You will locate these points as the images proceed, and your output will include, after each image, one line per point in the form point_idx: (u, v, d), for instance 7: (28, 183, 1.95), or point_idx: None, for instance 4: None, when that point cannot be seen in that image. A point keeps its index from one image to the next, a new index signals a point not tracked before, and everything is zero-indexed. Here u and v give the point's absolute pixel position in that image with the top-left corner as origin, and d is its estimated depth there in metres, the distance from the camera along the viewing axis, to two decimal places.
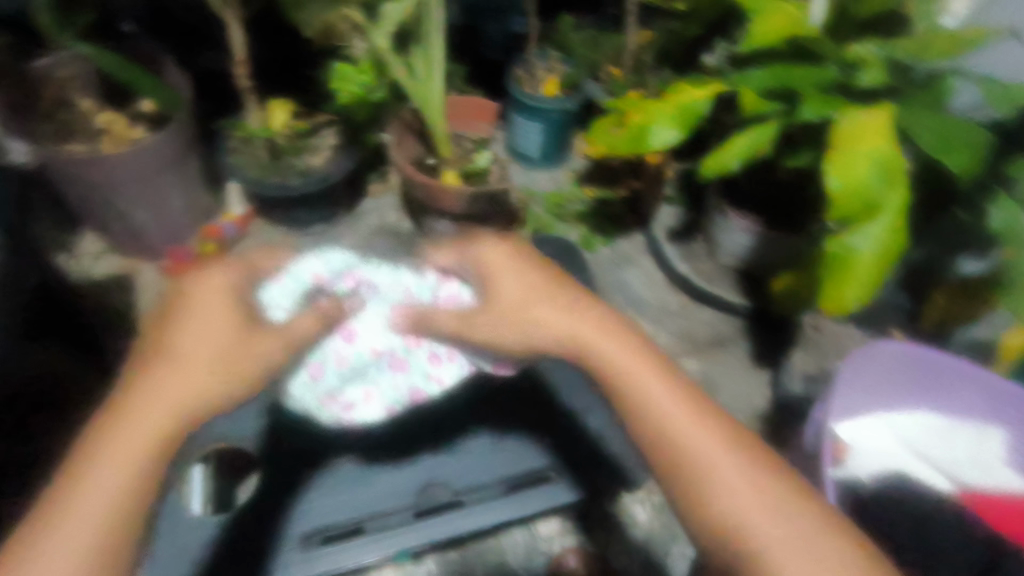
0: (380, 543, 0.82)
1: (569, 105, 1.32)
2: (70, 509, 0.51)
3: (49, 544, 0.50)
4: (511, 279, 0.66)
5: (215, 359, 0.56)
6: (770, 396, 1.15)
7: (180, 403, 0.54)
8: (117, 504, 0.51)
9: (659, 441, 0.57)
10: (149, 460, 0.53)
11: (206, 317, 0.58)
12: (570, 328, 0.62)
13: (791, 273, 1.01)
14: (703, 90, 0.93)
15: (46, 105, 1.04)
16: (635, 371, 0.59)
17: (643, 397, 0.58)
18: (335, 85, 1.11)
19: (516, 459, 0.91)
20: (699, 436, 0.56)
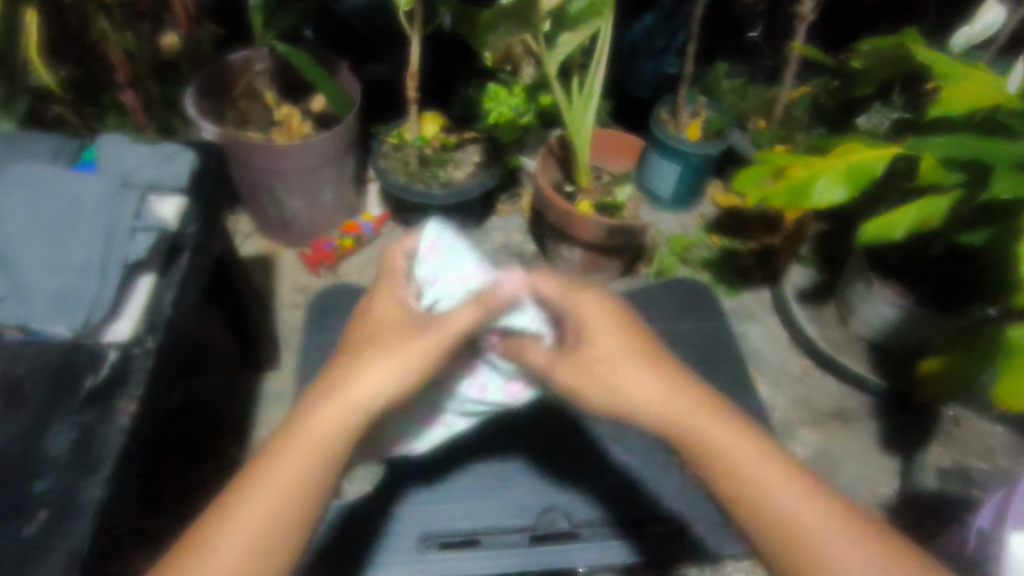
0: (489, 558, 0.69)
1: (712, 152, 1.25)
2: (248, 500, 0.51)
3: (223, 530, 0.50)
4: (606, 347, 0.59)
5: (380, 361, 0.55)
6: (899, 487, 1.05)
7: (348, 405, 0.54)
8: (290, 505, 0.51)
9: (769, 532, 0.50)
10: (319, 461, 0.52)
11: (381, 331, 0.59)
12: (660, 399, 0.56)
13: (943, 356, 0.92)
14: (878, 152, 0.89)
15: (235, 93, 1.14)
16: (745, 450, 0.53)
17: (755, 477, 0.52)
18: (490, 104, 1.14)
19: (643, 495, 0.76)
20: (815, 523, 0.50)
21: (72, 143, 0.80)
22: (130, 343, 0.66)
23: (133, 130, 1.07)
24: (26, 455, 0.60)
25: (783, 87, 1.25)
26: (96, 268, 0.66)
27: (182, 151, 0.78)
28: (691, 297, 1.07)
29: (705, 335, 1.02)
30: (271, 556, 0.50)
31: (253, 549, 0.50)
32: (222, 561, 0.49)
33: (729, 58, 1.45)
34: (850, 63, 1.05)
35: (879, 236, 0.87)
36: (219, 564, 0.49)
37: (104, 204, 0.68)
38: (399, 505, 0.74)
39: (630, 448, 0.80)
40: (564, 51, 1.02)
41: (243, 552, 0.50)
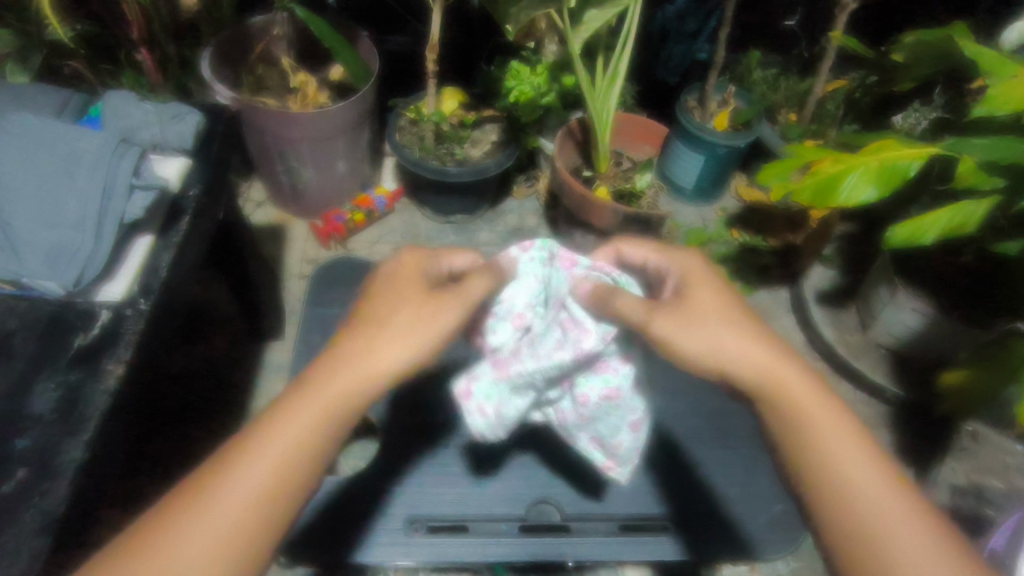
0: (473, 545, 0.68)
1: (738, 143, 1.20)
2: (264, 450, 0.50)
3: (236, 477, 0.49)
4: (708, 303, 0.59)
5: (404, 325, 0.55)
6: None
7: (368, 366, 0.54)
8: (305, 456, 0.51)
9: (823, 488, 0.52)
10: (336, 419, 0.52)
11: (404, 293, 0.58)
12: (752, 353, 0.57)
13: (967, 370, 0.87)
14: (913, 151, 0.84)
15: (251, 58, 1.12)
16: (818, 415, 0.55)
17: (833, 440, 0.54)
18: (510, 81, 1.10)
19: (640, 493, 0.73)
20: (871, 486, 0.52)
21: (77, 98, 0.79)
22: (123, 303, 0.66)
23: (147, 90, 1.06)
24: (11, 410, 0.60)
25: (816, 79, 1.20)
26: (90, 224, 0.64)
27: (190, 112, 0.77)
28: None
29: None
30: (270, 511, 0.49)
31: (265, 498, 0.49)
32: (232, 509, 0.48)
33: (763, 47, 1.40)
34: (891, 56, 1.00)
35: (907, 240, 0.83)
36: (228, 509, 0.48)
37: (102, 161, 0.67)
38: (389, 484, 0.72)
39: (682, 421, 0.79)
40: (587, 29, 0.98)
41: (250, 500, 0.49)
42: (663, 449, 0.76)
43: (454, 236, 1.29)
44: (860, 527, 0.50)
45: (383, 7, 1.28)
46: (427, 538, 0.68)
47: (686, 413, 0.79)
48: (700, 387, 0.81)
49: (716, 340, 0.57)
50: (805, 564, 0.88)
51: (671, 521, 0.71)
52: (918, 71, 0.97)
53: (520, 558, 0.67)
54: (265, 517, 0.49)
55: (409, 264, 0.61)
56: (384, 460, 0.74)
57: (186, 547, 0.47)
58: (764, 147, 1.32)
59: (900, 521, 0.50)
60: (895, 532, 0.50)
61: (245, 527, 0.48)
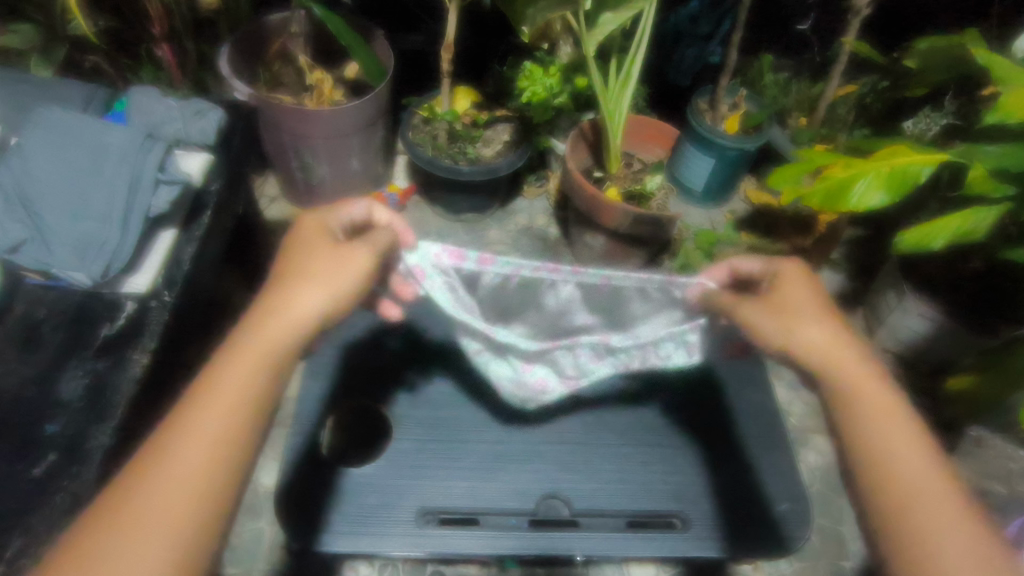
0: (485, 539, 0.70)
1: (748, 147, 1.21)
2: (199, 417, 0.48)
3: (174, 448, 0.46)
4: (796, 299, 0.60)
5: (319, 274, 0.55)
6: None
7: (287, 315, 0.53)
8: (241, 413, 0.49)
9: (870, 471, 0.52)
10: (266, 371, 0.51)
11: (308, 250, 0.58)
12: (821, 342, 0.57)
13: (973, 375, 0.88)
14: (925, 158, 0.85)
15: (269, 55, 1.13)
16: (875, 402, 0.54)
17: (888, 429, 0.53)
18: (523, 82, 1.11)
19: (648, 491, 0.74)
20: (922, 475, 0.51)
21: (102, 92, 0.81)
22: (148, 295, 0.68)
23: (167, 85, 1.07)
24: (40, 396, 0.61)
25: (828, 84, 1.20)
26: (117, 217, 0.66)
27: (212, 108, 0.78)
28: None
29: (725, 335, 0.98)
30: (230, 460, 0.47)
31: (210, 461, 0.46)
32: (180, 478, 0.45)
33: (775, 51, 1.41)
34: (902, 62, 1.01)
35: (916, 246, 0.84)
36: (177, 479, 0.45)
37: (129, 155, 0.68)
38: (401, 478, 0.73)
39: (696, 420, 0.80)
40: (602, 31, 0.99)
41: (198, 466, 0.46)
42: (672, 446, 0.77)
43: (465, 234, 1.30)
44: (903, 512, 0.49)
45: (397, 7, 1.29)
46: (438, 531, 0.70)
47: (694, 414, 0.80)
48: (709, 390, 0.82)
49: (793, 327, 0.58)
50: (808, 565, 0.88)
51: (678, 518, 0.72)
52: (930, 77, 0.98)
53: (529, 551, 0.69)
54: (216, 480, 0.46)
55: (310, 222, 0.60)
56: (396, 452, 0.75)
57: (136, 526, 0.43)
58: (773, 151, 1.33)
59: (948, 515, 0.49)
60: (942, 522, 0.48)
61: (203, 478, 0.46)
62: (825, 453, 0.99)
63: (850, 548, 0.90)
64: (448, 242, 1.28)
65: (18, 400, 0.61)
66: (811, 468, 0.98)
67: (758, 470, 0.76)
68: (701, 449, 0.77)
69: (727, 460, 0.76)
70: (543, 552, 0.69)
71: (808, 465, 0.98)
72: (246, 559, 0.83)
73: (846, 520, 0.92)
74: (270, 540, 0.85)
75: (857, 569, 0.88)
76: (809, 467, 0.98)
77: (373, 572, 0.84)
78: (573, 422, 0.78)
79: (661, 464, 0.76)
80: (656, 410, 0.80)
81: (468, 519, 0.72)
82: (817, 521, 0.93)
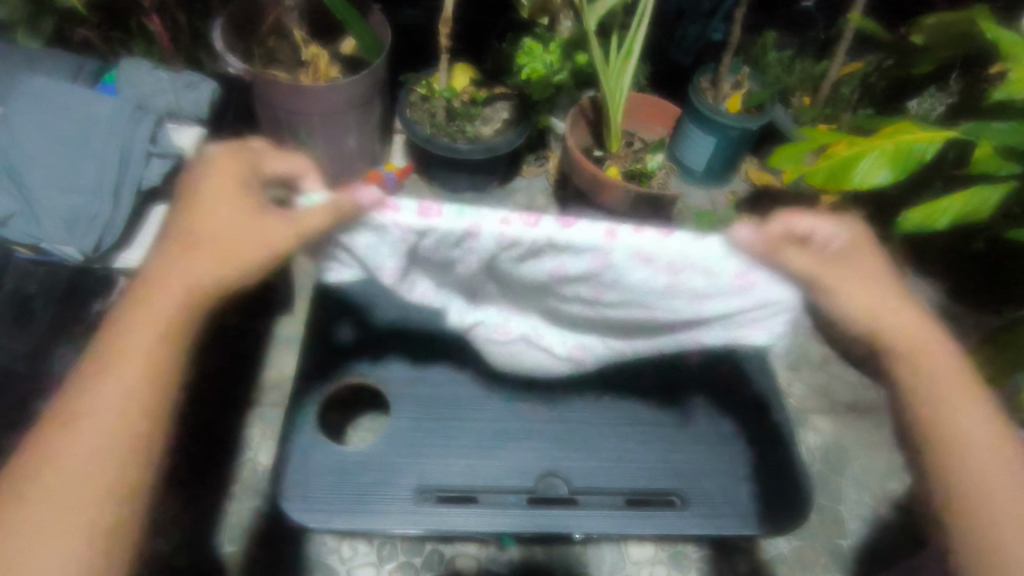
0: (478, 516, 0.70)
1: (751, 125, 1.19)
2: (88, 427, 0.48)
3: (69, 455, 0.47)
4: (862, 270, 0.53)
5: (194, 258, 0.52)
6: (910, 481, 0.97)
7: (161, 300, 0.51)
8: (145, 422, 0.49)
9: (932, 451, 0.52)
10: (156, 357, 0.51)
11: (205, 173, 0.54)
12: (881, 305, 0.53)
13: (975, 356, 0.88)
14: (932, 135, 0.83)
15: (263, 29, 1.11)
16: (951, 379, 0.53)
17: (956, 411, 0.52)
18: (521, 58, 1.09)
19: (646, 469, 0.73)
20: (981, 441, 0.51)
21: (90, 64, 0.80)
22: (138, 271, 0.70)
23: (160, 60, 1.05)
24: (29, 372, 0.65)
25: (833, 62, 1.18)
26: (109, 189, 0.67)
27: (204, 80, 0.79)
28: None
29: None
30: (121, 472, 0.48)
31: (110, 468, 0.47)
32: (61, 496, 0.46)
33: (781, 28, 1.38)
34: (911, 38, 0.98)
35: (918, 225, 0.82)
36: (74, 480, 0.46)
37: (118, 125, 0.69)
38: (399, 455, 0.73)
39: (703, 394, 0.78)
40: (603, 6, 0.97)
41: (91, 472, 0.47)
42: (667, 426, 0.76)
43: None
44: (962, 491, 0.50)
45: None
46: (438, 509, 0.70)
47: (721, 395, 0.77)
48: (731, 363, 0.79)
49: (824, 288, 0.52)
50: (805, 543, 0.89)
51: (676, 496, 0.72)
52: (937, 54, 0.96)
53: (532, 529, 0.69)
54: (128, 491, 0.48)
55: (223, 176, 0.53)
56: (394, 431, 0.74)
57: (37, 531, 0.44)
58: (777, 131, 1.31)
59: (1000, 477, 0.50)
60: (1001, 502, 0.49)
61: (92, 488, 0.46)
62: (825, 433, 0.99)
63: (847, 527, 0.90)
64: None
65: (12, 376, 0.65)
66: (811, 447, 0.98)
67: (758, 452, 0.75)
68: (714, 427, 0.76)
69: (723, 434, 0.76)
70: (544, 530, 0.69)
71: (809, 443, 0.98)
72: (242, 537, 0.85)
73: (845, 500, 0.93)
74: (271, 518, 0.86)
75: (853, 546, 0.89)
76: (809, 446, 0.98)
77: (371, 550, 0.85)
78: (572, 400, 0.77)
79: (657, 441, 0.75)
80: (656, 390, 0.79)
81: (468, 496, 0.71)
82: (815, 500, 0.93)
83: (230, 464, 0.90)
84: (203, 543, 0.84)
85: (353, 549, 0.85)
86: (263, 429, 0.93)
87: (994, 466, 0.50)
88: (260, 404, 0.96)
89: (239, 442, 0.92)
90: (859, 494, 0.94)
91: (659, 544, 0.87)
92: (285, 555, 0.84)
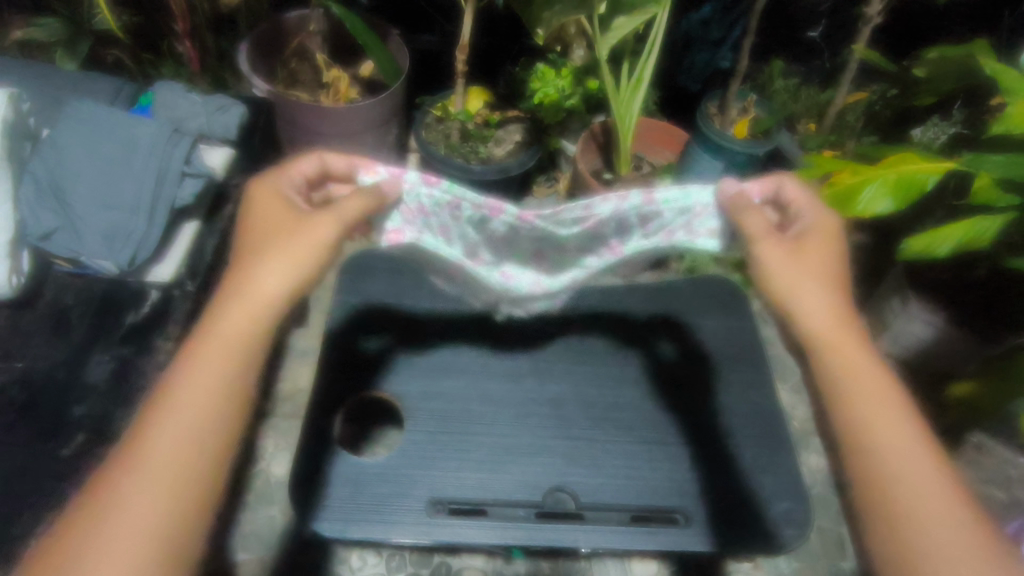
0: (485, 529, 0.71)
1: (757, 151, 1.21)
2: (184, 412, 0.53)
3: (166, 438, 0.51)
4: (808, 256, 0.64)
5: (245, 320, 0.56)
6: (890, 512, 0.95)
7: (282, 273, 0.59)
8: (221, 407, 0.54)
9: (858, 460, 0.57)
10: (235, 372, 0.55)
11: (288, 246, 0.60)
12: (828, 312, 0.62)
13: (975, 383, 0.89)
14: (931, 165, 0.86)
15: (287, 52, 1.15)
16: (868, 386, 0.59)
17: (886, 429, 0.57)
18: (534, 84, 1.13)
19: (652, 488, 0.75)
20: (895, 446, 0.57)
21: (127, 87, 0.86)
22: (170, 284, 0.76)
23: (187, 80, 1.10)
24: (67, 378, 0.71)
25: (838, 92, 1.21)
26: (145, 208, 0.73)
27: (234, 104, 0.85)
28: (719, 302, 0.92)
29: (728, 340, 0.88)
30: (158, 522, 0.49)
31: (170, 482, 0.50)
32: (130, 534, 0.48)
33: (787, 58, 1.42)
34: (912, 71, 1.02)
35: (920, 254, 0.85)
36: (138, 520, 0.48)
37: (157, 148, 0.75)
38: (412, 468, 0.75)
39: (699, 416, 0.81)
40: (615, 36, 1.01)
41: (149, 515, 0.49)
42: (671, 442, 0.79)
43: None
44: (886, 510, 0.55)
45: (414, 9, 1.31)
46: (445, 520, 0.72)
47: (710, 412, 0.81)
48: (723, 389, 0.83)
49: (753, 247, 0.63)
50: (808, 566, 0.90)
51: (680, 514, 0.73)
52: (939, 88, 0.99)
53: (537, 543, 0.70)
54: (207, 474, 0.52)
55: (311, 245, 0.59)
56: (407, 444, 0.77)
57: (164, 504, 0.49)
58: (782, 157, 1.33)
59: (928, 511, 0.54)
60: (921, 522, 0.54)
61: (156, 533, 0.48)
62: (827, 456, 1.01)
63: (849, 549, 0.91)
64: None
65: (47, 383, 0.70)
66: (813, 467, 0.99)
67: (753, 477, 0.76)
68: (712, 452, 0.78)
69: (720, 458, 0.77)
70: (548, 544, 0.70)
71: (812, 463, 1.00)
72: (252, 543, 0.87)
73: (847, 522, 0.94)
74: (283, 527, 0.88)
75: (856, 570, 0.90)
76: (812, 466, 0.99)
77: (379, 562, 0.87)
78: (582, 419, 0.80)
79: (659, 458, 0.77)
80: (651, 426, 0.80)
81: (476, 509, 0.73)
82: (817, 521, 0.94)
83: (246, 472, 0.92)
84: (216, 549, 0.86)
85: (361, 561, 0.87)
86: (277, 440, 0.96)
87: (920, 485, 0.55)
88: (274, 414, 0.98)
89: (253, 452, 0.94)
90: None
91: (663, 562, 0.88)
92: (295, 564, 0.85)
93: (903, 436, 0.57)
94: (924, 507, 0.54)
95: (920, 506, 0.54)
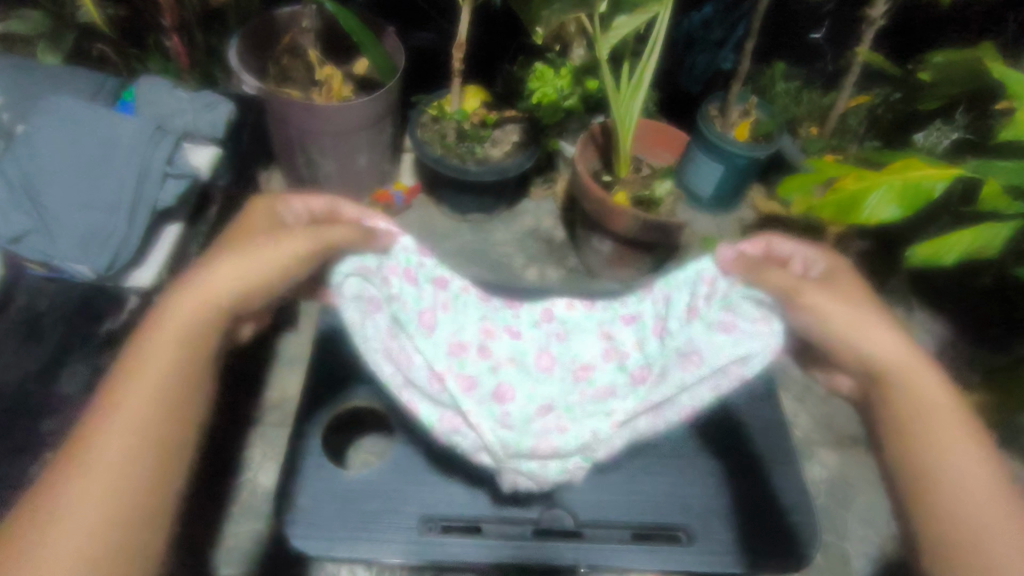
0: (480, 547, 0.68)
1: (758, 154, 1.19)
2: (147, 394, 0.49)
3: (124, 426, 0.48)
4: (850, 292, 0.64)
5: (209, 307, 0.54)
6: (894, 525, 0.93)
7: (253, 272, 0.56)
8: (189, 395, 0.51)
9: (902, 452, 0.54)
10: (192, 356, 0.52)
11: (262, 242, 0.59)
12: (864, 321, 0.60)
13: (983, 395, 0.86)
14: (940, 171, 0.84)
15: (278, 48, 1.12)
16: (926, 390, 0.56)
17: (942, 430, 0.53)
18: (532, 83, 1.10)
19: (653, 504, 0.73)
20: (946, 440, 0.53)
21: (111, 82, 0.83)
22: (149, 291, 0.73)
23: (175, 76, 1.07)
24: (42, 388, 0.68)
25: (841, 95, 1.19)
26: (124, 209, 0.70)
27: (223, 102, 0.81)
28: None
29: None
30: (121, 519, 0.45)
31: (111, 499, 0.45)
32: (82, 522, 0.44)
33: (789, 60, 1.40)
34: (919, 74, 0.99)
35: (926, 261, 0.82)
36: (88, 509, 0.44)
37: (139, 146, 0.72)
38: (404, 483, 0.72)
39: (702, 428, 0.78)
40: (616, 36, 0.98)
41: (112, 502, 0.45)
42: (673, 456, 0.76)
43: (470, 234, 1.29)
44: (932, 502, 0.51)
45: (409, 5, 1.28)
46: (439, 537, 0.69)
47: (714, 426, 0.78)
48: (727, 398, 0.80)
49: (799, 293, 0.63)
50: None
51: (682, 532, 0.71)
52: (945, 92, 0.97)
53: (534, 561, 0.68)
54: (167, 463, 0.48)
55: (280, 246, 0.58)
56: (398, 456, 0.74)
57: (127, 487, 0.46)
58: (783, 161, 1.31)
59: (985, 507, 0.49)
60: (975, 514, 0.49)
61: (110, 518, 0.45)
62: (830, 467, 0.99)
63: (852, 563, 0.89)
64: (453, 242, 1.27)
65: (20, 393, 0.67)
66: (816, 478, 0.97)
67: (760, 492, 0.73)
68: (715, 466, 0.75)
69: (724, 472, 0.75)
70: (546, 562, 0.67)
71: (815, 474, 0.98)
72: (238, 556, 0.84)
73: (851, 535, 0.92)
74: (270, 540, 0.85)
75: None
76: (815, 477, 0.97)
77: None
78: None
79: (659, 472, 0.75)
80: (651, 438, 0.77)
81: (471, 525, 0.71)
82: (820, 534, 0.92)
83: (232, 483, 0.89)
84: (200, 563, 0.83)
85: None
86: (264, 449, 0.93)
87: (975, 482, 0.50)
88: (263, 422, 0.95)
89: (240, 461, 0.91)
90: (865, 531, 0.93)
91: None
92: None
93: (964, 438, 0.53)
94: (978, 499, 0.49)
95: (974, 497, 0.50)
